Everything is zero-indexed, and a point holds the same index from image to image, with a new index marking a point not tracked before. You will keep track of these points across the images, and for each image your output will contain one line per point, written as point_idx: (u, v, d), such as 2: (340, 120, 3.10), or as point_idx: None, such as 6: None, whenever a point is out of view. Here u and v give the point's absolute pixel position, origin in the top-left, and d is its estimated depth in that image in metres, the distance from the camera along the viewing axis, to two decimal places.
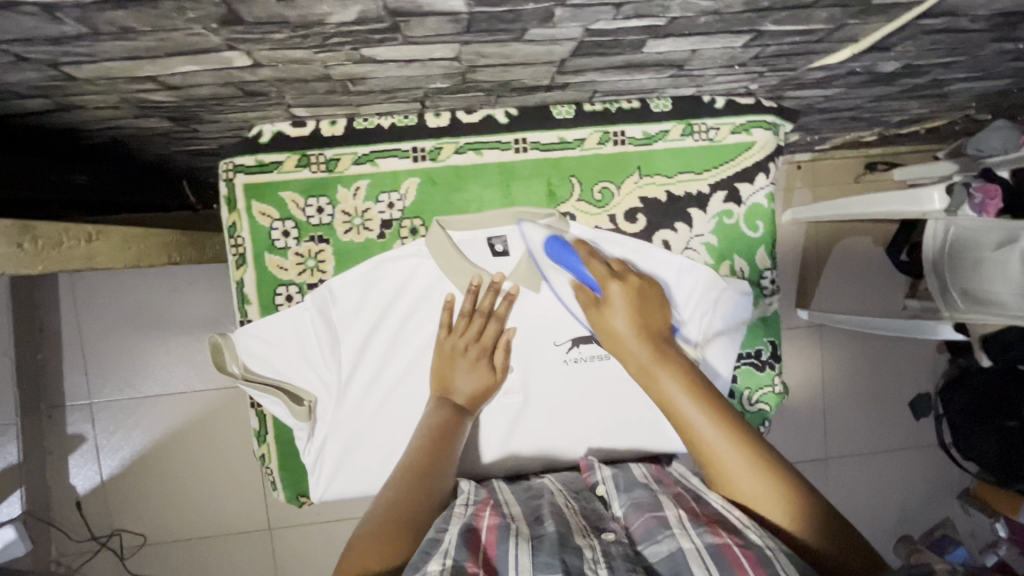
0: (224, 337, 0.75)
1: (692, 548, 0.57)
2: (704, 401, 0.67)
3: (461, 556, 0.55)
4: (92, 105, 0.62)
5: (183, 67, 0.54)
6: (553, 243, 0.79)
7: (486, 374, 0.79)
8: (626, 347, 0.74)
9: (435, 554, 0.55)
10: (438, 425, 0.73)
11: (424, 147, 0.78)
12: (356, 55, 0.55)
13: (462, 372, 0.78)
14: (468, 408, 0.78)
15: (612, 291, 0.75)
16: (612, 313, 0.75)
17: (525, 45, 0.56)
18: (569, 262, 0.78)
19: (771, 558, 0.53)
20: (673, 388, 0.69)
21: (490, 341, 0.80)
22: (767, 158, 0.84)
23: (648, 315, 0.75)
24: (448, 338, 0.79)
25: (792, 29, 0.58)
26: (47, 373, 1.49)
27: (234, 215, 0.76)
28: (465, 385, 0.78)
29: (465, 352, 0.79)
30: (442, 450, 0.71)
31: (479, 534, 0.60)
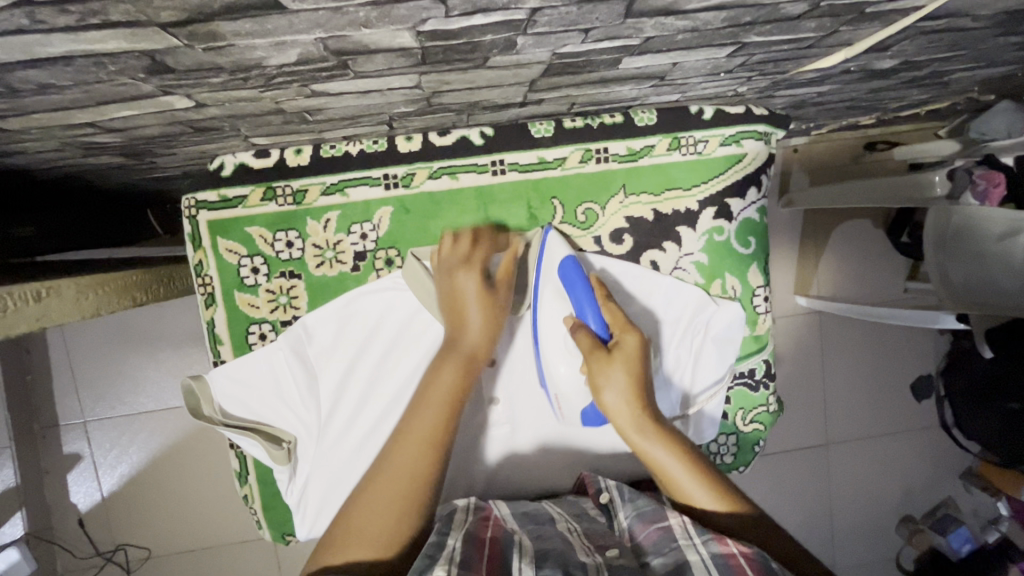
0: (197, 379, 0.73)
1: (697, 559, 0.56)
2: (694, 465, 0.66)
3: (468, 563, 0.56)
4: (32, 150, 0.58)
5: (120, 112, 0.50)
6: (569, 264, 0.71)
7: (490, 306, 0.72)
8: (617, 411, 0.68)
9: (442, 560, 0.56)
10: (449, 387, 0.68)
11: (396, 174, 0.74)
12: (307, 90, 0.51)
13: (466, 305, 0.71)
14: (474, 343, 0.71)
15: (625, 342, 0.69)
16: (618, 364, 0.68)
17: (489, 71, 0.52)
18: (581, 297, 0.71)
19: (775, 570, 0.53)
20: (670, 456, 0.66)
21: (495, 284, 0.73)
22: (758, 170, 0.80)
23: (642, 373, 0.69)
24: (446, 266, 0.72)
25: (780, 38, 0.53)
26: (38, 394, 1.48)
27: (198, 253, 0.73)
28: (473, 313, 0.71)
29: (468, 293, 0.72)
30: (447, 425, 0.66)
31: (484, 543, 0.60)
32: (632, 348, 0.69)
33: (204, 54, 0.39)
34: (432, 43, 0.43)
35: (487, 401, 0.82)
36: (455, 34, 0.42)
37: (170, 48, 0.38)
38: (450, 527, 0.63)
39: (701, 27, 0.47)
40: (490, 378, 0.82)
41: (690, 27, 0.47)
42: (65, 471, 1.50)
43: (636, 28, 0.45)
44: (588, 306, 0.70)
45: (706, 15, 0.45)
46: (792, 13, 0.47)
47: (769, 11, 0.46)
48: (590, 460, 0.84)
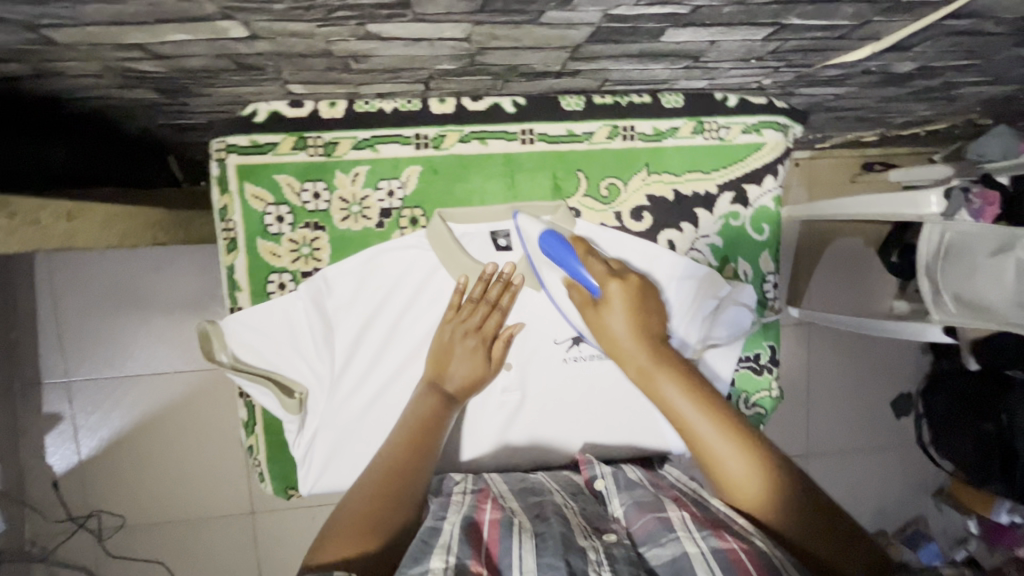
0: (213, 324, 0.75)
1: (696, 552, 0.56)
2: (699, 396, 0.69)
3: (463, 553, 0.56)
4: (72, 71, 0.58)
5: (174, 35, 0.50)
6: (548, 238, 0.74)
7: (481, 364, 0.78)
8: (623, 348, 0.73)
9: (437, 549, 0.56)
10: (426, 415, 0.73)
11: (428, 134, 0.76)
12: (361, 30, 0.52)
13: (460, 358, 0.77)
14: (457, 398, 0.76)
15: (610, 290, 0.73)
16: (608, 313, 0.73)
17: (540, 28, 0.53)
18: (569, 262, 0.73)
19: (776, 564, 0.54)
20: (674, 392, 0.69)
21: (490, 331, 0.79)
22: (777, 159, 0.85)
23: (648, 320, 0.74)
24: (450, 323, 0.78)
25: (816, 23, 0.56)
26: (22, 350, 1.44)
27: (224, 197, 0.74)
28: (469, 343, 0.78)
29: (465, 339, 0.78)
30: (429, 439, 0.71)
31: (480, 529, 0.61)
32: (615, 298, 0.73)
33: None
34: None
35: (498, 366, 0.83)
36: None
37: None
38: (446, 513, 0.65)
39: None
40: None
41: None
42: (42, 431, 1.46)
43: None
44: (579, 267, 0.74)
45: None
46: None
47: None
48: (590, 439, 0.85)
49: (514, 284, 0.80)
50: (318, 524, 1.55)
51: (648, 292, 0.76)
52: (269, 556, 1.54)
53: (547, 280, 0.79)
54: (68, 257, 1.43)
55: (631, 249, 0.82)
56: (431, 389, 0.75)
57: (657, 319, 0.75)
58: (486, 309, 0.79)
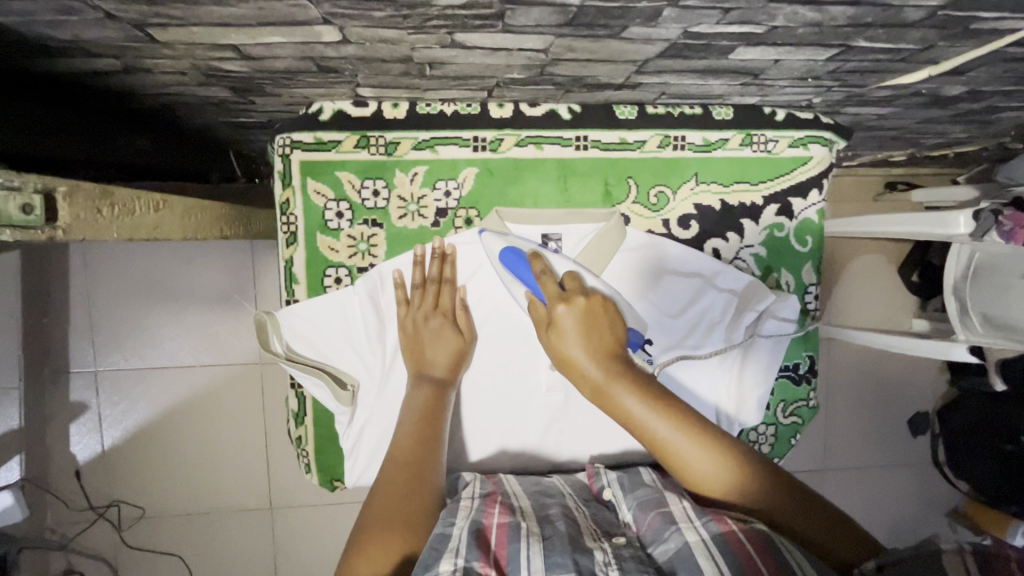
0: (269, 315, 0.77)
1: (698, 540, 0.59)
2: (658, 403, 0.66)
3: (472, 555, 0.56)
4: (159, 68, 0.60)
5: (269, 38, 0.52)
6: (508, 254, 0.77)
7: (454, 338, 0.80)
8: (577, 367, 0.70)
9: (447, 552, 0.56)
10: (425, 405, 0.74)
11: (486, 137, 0.78)
12: (448, 39, 0.54)
13: (432, 343, 0.78)
14: (447, 378, 0.78)
15: (558, 313, 0.72)
16: (564, 337, 0.71)
17: (618, 42, 0.55)
18: (523, 273, 0.77)
19: (778, 547, 0.56)
20: (631, 404, 0.66)
21: (448, 307, 0.80)
22: (821, 174, 0.87)
23: (598, 332, 0.71)
24: (406, 313, 0.79)
25: (881, 46, 0.58)
26: (52, 338, 1.45)
27: (287, 191, 0.77)
28: (444, 334, 0.79)
29: (427, 322, 0.79)
30: (431, 428, 0.72)
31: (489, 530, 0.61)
32: (566, 322, 0.71)
33: None
34: (592, 2, 0.46)
35: (544, 367, 0.84)
36: None
37: None
38: (456, 513, 0.64)
39: (824, 23, 0.51)
40: None
41: (816, 20, 0.51)
42: (68, 420, 1.47)
43: (771, 14, 0.49)
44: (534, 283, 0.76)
45: (837, 9, 0.49)
46: (908, 20, 0.51)
47: (892, 14, 0.50)
48: (628, 440, 0.87)
49: (448, 254, 0.80)
50: (336, 521, 1.56)
51: (593, 302, 0.73)
52: (287, 552, 1.54)
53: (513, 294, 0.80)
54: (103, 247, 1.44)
55: (676, 258, 0.84)
56: (419, 380, 0.76)
57: (608, 326, 0.72)
58: (435, 288, 0.80)
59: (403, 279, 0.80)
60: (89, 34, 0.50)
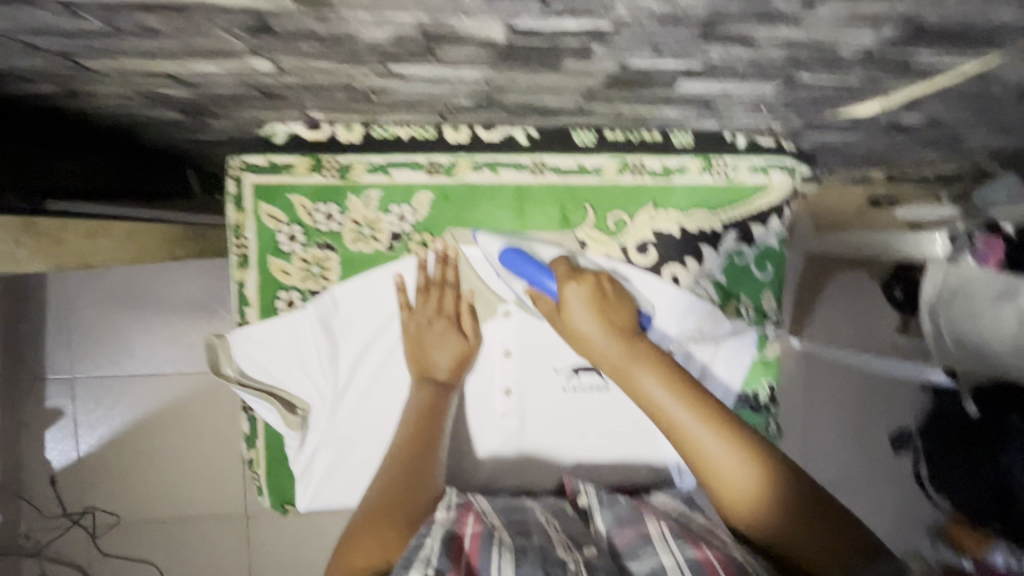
0: (220, 339, 0.77)
1: (672, 562, 0.59)
2: (679, 391, 0.70)
3: (443, 564, 0.55)
4: (101, 93, 0.60)
5: (202, 67, 0.52)
6: (506, 252, 0.78)
7: (459, 341, 0.81)
8: (594, 347, 0.75)
9: (416, 563, 0.55)
10: (424, 406, 0.76)
11: (440, 161, 0.78)
12: (383, 69, 0.53)
13: (436, 347, 0.80)
14: (451, 381, 0.80)
15: (569, 293, 0.75)
16: (575, 316, 0.75)
17: (557, 75, 0.55)
18: (526, 271, 0.77)
19: (749, 572, 0.55)
20: (652, 384, 0.70)
21: (451, 308, 0.81)
22: (783, 199, 0.86)
23: (615, 315, 0.76)
24: (409, 318, 0.80)
25: (826, 81, 0.57)
26: (29, 344, 1.44)
27: (239, 214, 0.76)
28: (451, 335, 0.80)
29: (431, 325, 0.80)
30: (430, 428, 0.74)
31: (462, 543, 0.59)
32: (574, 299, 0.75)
33: (308, 20, 0.42)
34: (519, 39, 0.46)
35: (498, 391, 0.84)
36: (544, 35, 0.45)
37: (282, 10, 0.40)
38: (429, 528, 0.62)
39: (761, 60, 0.51)
40: (503, 369, 0.84)
41: (751, 58, 0.50)
42: (43, 425, 1.46)
43: (704, 52, 0.49)
44: (541, 276, 0.77)
45: (770, 49, 0.48)
46: (845, 59, 0.50)
47: (827, 53, 0.49)
48: (584, 467, 0.87)
49: (451, 257, 0.81)
50: (307, 534, 1.54)
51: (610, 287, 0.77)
52: (260, 561, 1.53)
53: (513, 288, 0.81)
54: None
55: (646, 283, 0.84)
56: (422, 383, 0.78)
57: (628, 315, 0.76)
58: (438, 292, 0.81)
59: (405, 282, 0.81)
60: (19, 63, 0.50)
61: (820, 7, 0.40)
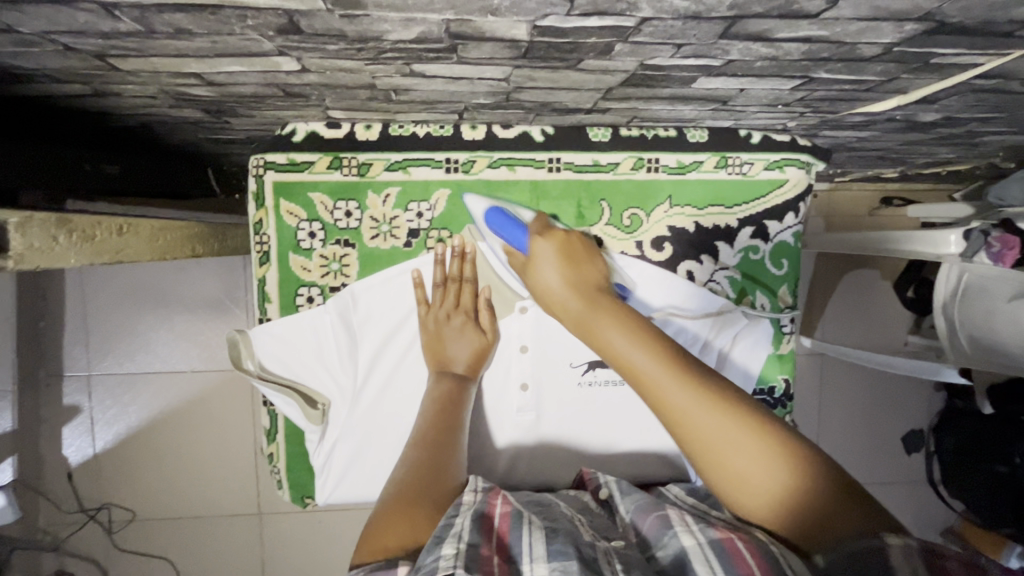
0: (242, 334, 0.78)
1: (694, 544, 0.59)
2: (647, 342, 0.63)
3: (474, 539, 0.55)
4: (129, 93, 0.61)
5: (229, 67, 0.53)
6: (494, 214, 0.76)
7: (477, 336, 0.82)
8: (559, 303, 0.71)
9: (448, 538, 0.55)
10: (444, 398, 0.77)
11: (457, 159, 0.79)
12: (406, 69, 0.54)
13: (454, 340, 0.81)
14: (469, 374, 0.81)
15: (536, 247, 0.73)
16: (543, 269, 0.72)
17: (577, 73, 0.55)
18: (511, 231, 0.75)
19: (773, 554, 0.55)
20: (615, 336, 0.65)
21: (470, 303, 0.82)
22: (798, 196, 0.87)
23: (583, 272, 0.72)
24: (428, 313, 0.81)
25: (844, 78, 0.57)
26: (46, 342, 1.46)
27: (260, 212, 0.78)
28: (470, 328, 0.81)
29: (449, 320, 0.81)
30: (450, 418, 0.75)
31: (491, 521, 0.60)
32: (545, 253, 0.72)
33: (337, 20, 0.43)
34: (541, 38, 0.46)
35: (515, 386, 0.85)
36: (566, 33, 0.45)
37: (312, 10, 0.41)
38: (457, 509, 0.62)
39: (781, 57, 0.51)
40: (519, 365, 0.85)
41: (771, 55, 0.50)
42: (60, 423, 1.48)
43: (724, 49, 0.49)
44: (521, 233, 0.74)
45: (790, 46, 0.48)
46: (865, 55, 0.51)
47: (847, 50, 0.49)
48: (600, 461, 0.88)
49: (468, 252, 0.81)
50: (319, 530, 1.55)
51: (582, 247, 0.75)
52: (273, 556, 1.54)
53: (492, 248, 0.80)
54: None
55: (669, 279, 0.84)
56: (441, 376, 0.79)
57: (595, 269, 0.73)
58: (456, 287, 0.81)
59: (423, 278, 0.81)
60: (53, 63, 0.51)
61: (842, 3, 0.40)
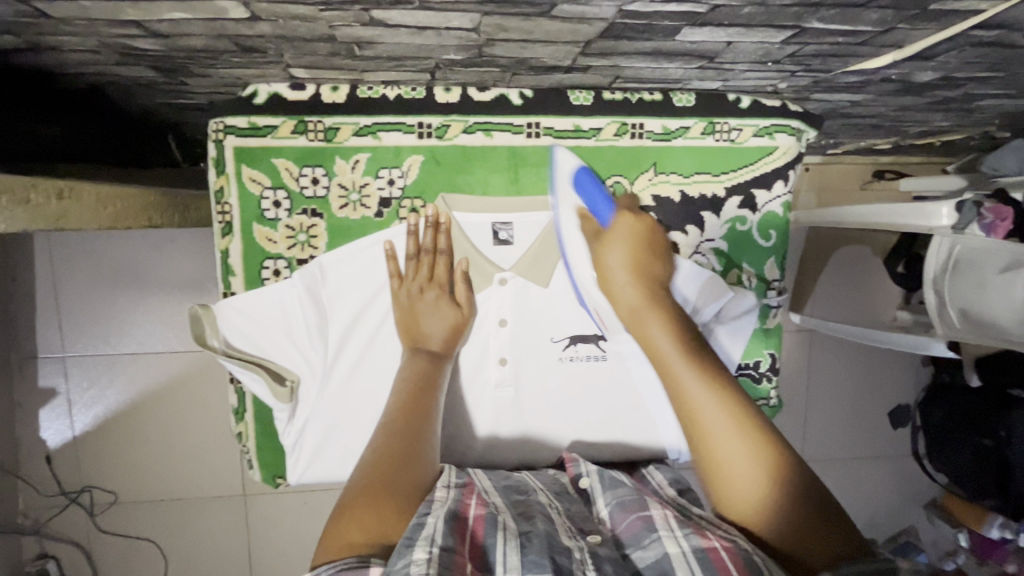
0: (205, 309, 0.75)
1: (677, 551, 0.57)
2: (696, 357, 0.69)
3: (447, 543, 0.53)
4: (67, 47, 0.56)
5: (170, 14, 0.49)
6: (582, 174, 0.78)
7: (452, 311, 0.78)
8: (616, 286, 0.74)
9: (420, 541, 0.53)
10: (418, 377, 0.74)
11: (431, 123, 0.75)
12: (365, 16, 0.50)
13: (428, 314, 0.77)
14: (444, 351, 0.78)
15: (620, 221, 0.77)
16: (612, 245, 0.75)
17: (551, 21, 0.51)
18: (591, 195, 0.78)
19: (757, 563, 0.54)
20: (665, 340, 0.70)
21: (443, 278, 0.78)
22: (788, 164, 0.83)
23: (648, 262, 0.76)
24: (400, 287, 0.77)
25: (837, 29, 0.54)
26: (19, 324, 1.42)
27: (221, 179, 0.73)
28: (444, 304, 0.78)
29: (422, 295, 0.78)
30: (425, 398, 0.72)
31: (466, 524, 0.58)
32: (627, 228, 0.76)
33: None
34: None
35: (493, 361, 0.82)
36: None
37: None
38: (430, 506, 0.60)
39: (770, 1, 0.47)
40: (497, 339, 0.82)
41: None
42: (36, 406, 1.44)
43: None
44: (604, 204, 0.77)
45: None
46: None
47: None
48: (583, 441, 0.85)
49: (442, 223, 0.78)
50: (304, 509, 1.54)
51: (654, 236, 0.78)
52: (258, 536, 1.53)
53: (561, 210, 0.79)
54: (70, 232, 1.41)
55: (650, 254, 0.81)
56: (415, 353, 0.76)
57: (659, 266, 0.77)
58: (429, 260, 0.78)
59: (396, 250, 0.78)
60: None
61: None
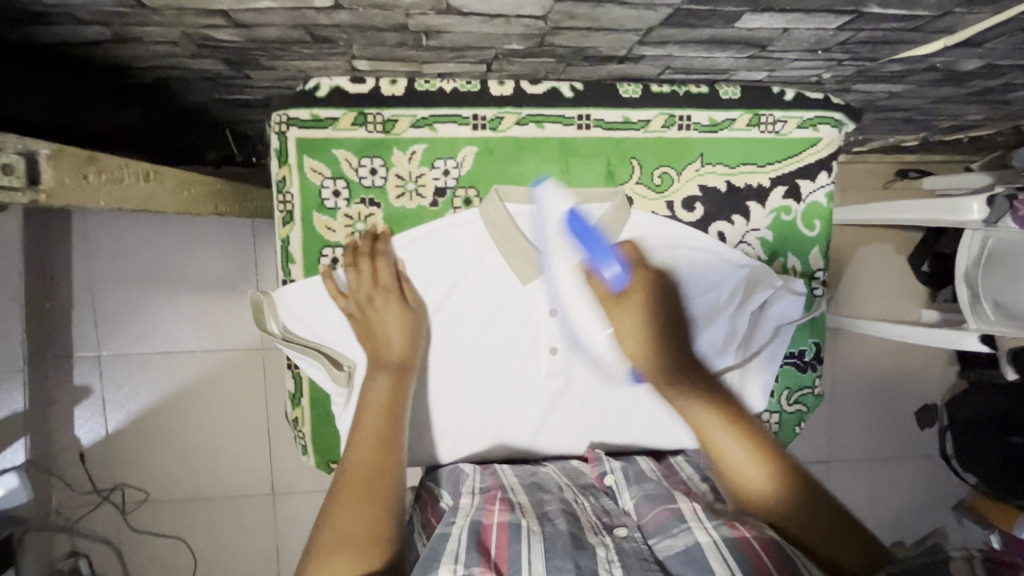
0: (266, 296, 0.77)
1: (708, 541, 0.58)
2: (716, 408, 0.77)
3: (470, 560, 0.56)
4: (150, 38, 0.59)
5: (259, 3, 0.51)
6: (579, 222, 0.80)
7: (402, 310, 0.77)
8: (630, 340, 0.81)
9: (445, 559, 0.56)
10: (387, 394, 0.75)
11: (486, 115, 0.77)
12: (442, 4, 0.52)
13: (382, 321, 0.77)
14: (404, 355, 0.77)
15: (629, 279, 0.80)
16: (622, 299, 0.80)
17: (620, 7, 0.53)
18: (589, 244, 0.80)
19: (787, 553, 0.56)
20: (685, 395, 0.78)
21: (389, 282, 0.77)
22: (830, 156, 0.85)
23: (659, 313, 0.81)
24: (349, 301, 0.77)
25: (893, 13, 0.55)
26: (56, 323, 1.44)
27: (283, 169, 0.76)
28: (388, 313, 0.77)
29: (370, 302, 0.77)
30: (392, 420, 0.73)
31: (488, 533, 0.60)
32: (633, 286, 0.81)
33: None
34: None
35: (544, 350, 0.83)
36: None
37: None
38: (459, 515, 0.65)
39: None
40: (549, 329, 0.82)
41: None
42: (71, 403, 1.46)
43: None
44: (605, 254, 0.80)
45: None
46: None
47: None
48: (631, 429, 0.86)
49: (381, 234, 0.79)
50: None
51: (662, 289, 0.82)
52: (286, 534, 1.54)
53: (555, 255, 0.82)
54: (107, 232, 1.43)
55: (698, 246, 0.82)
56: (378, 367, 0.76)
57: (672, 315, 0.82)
58: (369, 264, 0.77)
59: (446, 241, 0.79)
60: None
61: None
